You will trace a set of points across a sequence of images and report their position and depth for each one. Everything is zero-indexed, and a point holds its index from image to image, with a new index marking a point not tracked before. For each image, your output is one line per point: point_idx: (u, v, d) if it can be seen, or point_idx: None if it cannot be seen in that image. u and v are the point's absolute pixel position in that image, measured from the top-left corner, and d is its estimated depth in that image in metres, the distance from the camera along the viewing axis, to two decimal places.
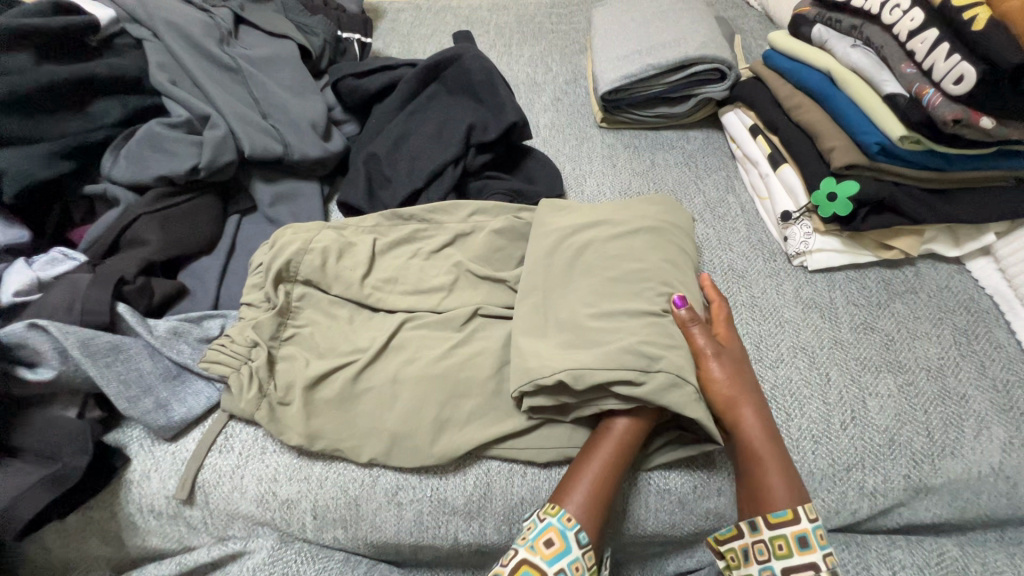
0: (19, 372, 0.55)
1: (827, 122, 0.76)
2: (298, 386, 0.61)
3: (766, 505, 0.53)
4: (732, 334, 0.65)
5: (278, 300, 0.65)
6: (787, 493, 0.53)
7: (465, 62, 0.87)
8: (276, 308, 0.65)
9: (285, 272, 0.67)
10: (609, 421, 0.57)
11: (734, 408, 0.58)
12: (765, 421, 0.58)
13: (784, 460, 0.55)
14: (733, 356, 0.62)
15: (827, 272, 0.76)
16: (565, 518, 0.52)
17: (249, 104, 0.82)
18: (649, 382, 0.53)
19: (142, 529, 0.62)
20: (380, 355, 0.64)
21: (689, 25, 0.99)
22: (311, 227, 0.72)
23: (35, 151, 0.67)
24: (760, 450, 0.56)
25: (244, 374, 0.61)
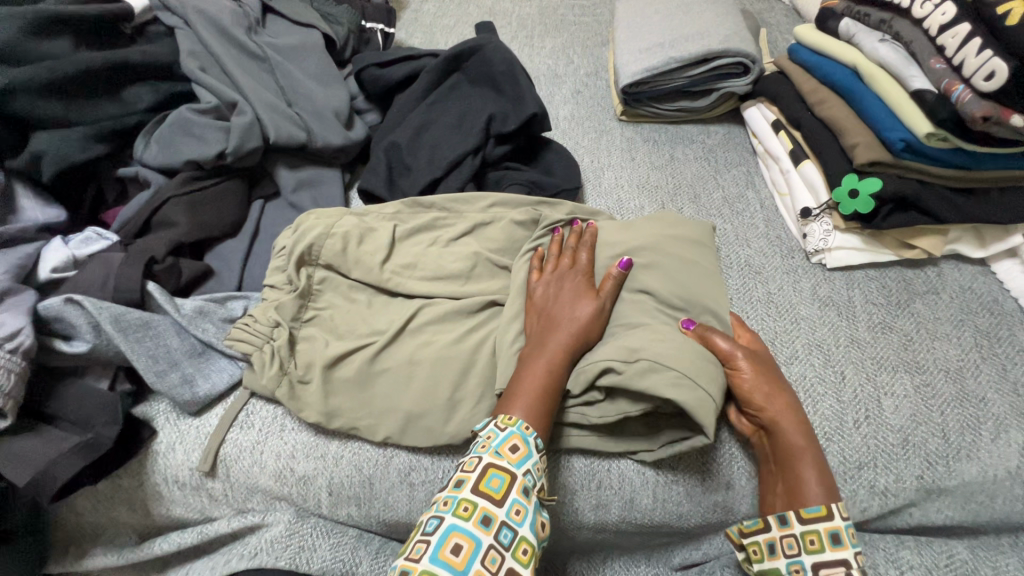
0: (55, 344, 0.58)
1: (851, 117, 0.75)
2: (318, 365, 0.63)
3: (801, 501, 0.52)
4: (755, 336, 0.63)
5: (300, 282, 0.67)
6: (824, 491, 0.52)
7: (487, 52, 0.88)
8: (298, 291, 0.67)
9: (308, 256, 0.69)
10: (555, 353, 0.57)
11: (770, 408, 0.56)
12: (801, 416, 0.56)
13: (822, 459, 0.55)
14: (761, 355, 0.60)
15: (846, 270, 0.75)
16: (526, 426, 0.52)
17: (275, 92, 0.84)
18: (628, 370, 0.55)
19: (167, 498, 0.64)
20: (396, 337, 0.65)
21: (714, 18, 0.98)
22: (333, 213, 0.73)
23: (73, 134, 0.69)
24: (797, 447, 0.55)
25: (267, 353, 0.63)
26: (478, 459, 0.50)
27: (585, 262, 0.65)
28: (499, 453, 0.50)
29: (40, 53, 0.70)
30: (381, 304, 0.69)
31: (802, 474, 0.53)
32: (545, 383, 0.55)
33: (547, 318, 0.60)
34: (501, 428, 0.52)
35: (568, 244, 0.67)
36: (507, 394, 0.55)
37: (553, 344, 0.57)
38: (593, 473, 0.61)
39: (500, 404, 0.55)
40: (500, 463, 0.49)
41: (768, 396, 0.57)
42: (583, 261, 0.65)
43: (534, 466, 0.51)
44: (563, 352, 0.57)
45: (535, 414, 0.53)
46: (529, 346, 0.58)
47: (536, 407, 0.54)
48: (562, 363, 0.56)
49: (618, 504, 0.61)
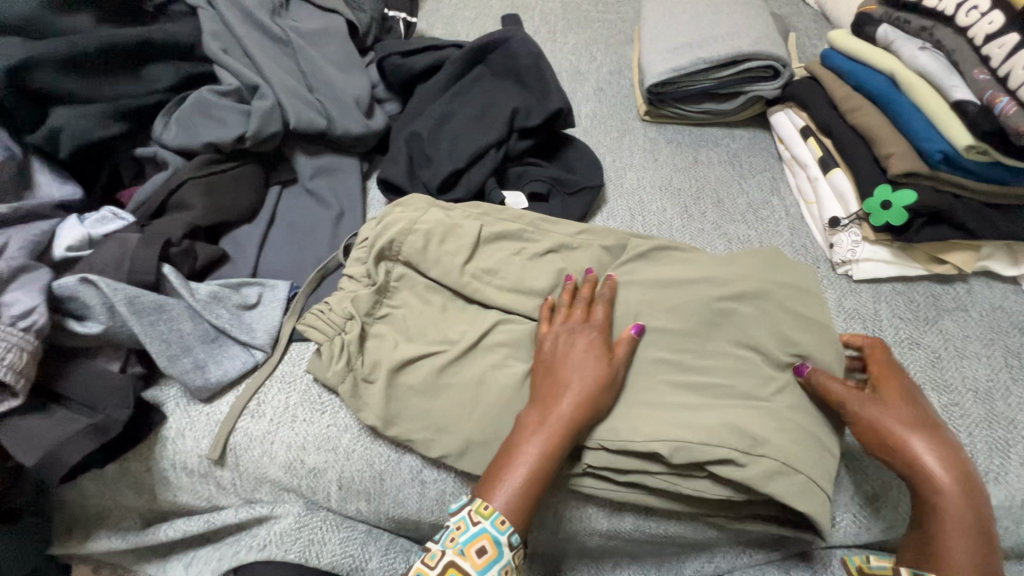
0: (68, 323, 0.57)
1: (886, 126, 0.73)
2: (384, 365, 0.61)
3: (940, 568, 0.48)
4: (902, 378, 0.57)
5: (379, 278, 0.67)
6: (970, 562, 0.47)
7: (513, 45, 0.86)
8: (376, 285, 0.66)
9: (388, 251, 0.68)
10: (529, 438, 0.53)
11: (922, 465, 0.51)
12: (961, 467, 0.50)
13: (978, 522, 0.48)
14: (908, 398, 0.55)
15: (873, 282, 0.73)
16: (499, 522, 0.50)
17: (297, 77, 0.83)
18: (753, 466, 0.53)
19: (175, 485, 0.64)
20: (468, 352, 0.63)
21: (744, 19, 0.96)
22: (419, 208, 0.73)
23: (91, 111, 0.68)
24: (948, 506, 0.49)
25: (336, 345, 0.63)
26: (441, 554, 0.49)
27: (601, 318, 0.62)
28: (464, 552, 0.49)
29: (61, 26, 0.68)
30: (398, 297, 0.68)
31: (945, 538, 0.48)
32: (536, 470, 0.51)
33: (548, 380, 0.57)
34: (473, 522, 0.50)
35: (580, 295, 0.64)
36: (494, 468, 0.53)
37: (550, 416, 0.54)
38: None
39: (482, 482, 0.53)
40: (460, 565, 0.48)
41: (910, 446, 0.52)
42: (597, 317, 0.62)
43: (501, 570, 0.49)
44: (563, 430, 0.53)
45: (520, 496, 0.51)
46: (526, 417, 0.55)
47: (526, 488, 0.51)
48: (561, 438, 0.53)
49: (632, 512, 0.62)
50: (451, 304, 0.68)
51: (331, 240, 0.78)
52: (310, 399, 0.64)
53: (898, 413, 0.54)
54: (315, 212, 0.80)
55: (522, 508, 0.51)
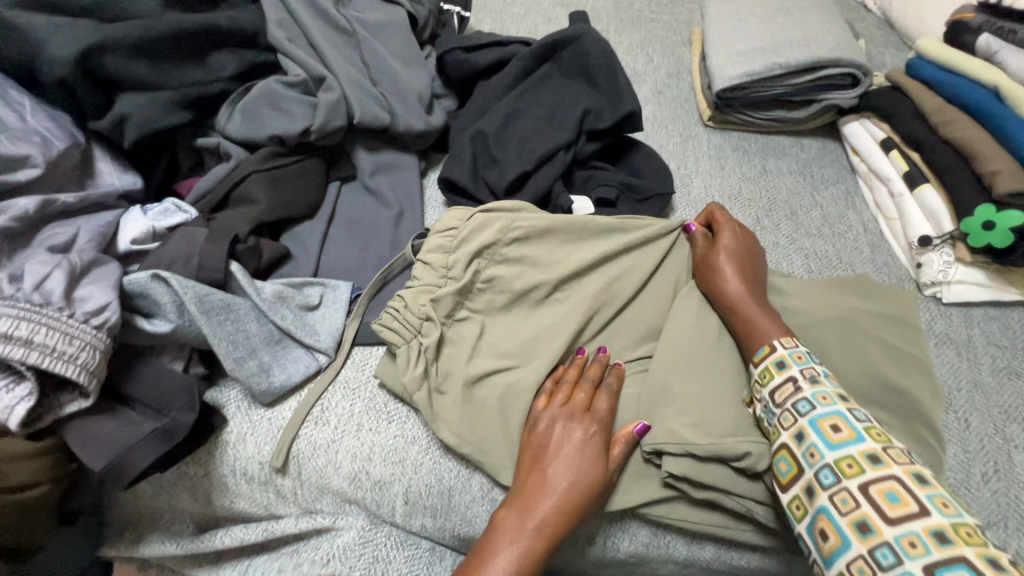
0: (137, 321, 0.54)
1: (987, 141, 0.69)
2: (460, 379, 0.59)
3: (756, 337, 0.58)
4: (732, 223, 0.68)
5: (465, 276, 0.63)
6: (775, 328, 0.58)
7: (584, 44, 0.83)
8: (460, 284, 0.62)
9: (475, 249, 0.65)
10: (504, 549, 0.48)
11: (724, 284, 0.62)
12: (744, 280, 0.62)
13: (764, 305, 0.60)
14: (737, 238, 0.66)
15: (965, 306, 0.69)
16: None
17: (360, 70, 0.80)
18: None
19: (233, 491, 0.61)
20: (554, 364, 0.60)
21: (820, 24, 0.92)
22: (506, 202, 0.68)
23: (158, 99, 0.66)
24: (742, 300, 0.60)
25: (415, 349, 0.60)
26: None
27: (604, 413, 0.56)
28: None
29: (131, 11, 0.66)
30: (467, 303, 0.64)
31: (743, 309, 0.60)
32: None
33: (533, 479, 0.52)
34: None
35: (589, 375, 0.58)
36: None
37: (525, 529, 0.49)
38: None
39: None
40: None
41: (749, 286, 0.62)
42: (599, 412, 0.55)
43: None
44: (543, 542, 0.49)
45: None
46: (504, 519, 0.50)
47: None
48: (536, 555, 0.49)
49: (714, 542, 0.58)
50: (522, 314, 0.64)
51: (392, 241, 0.75)
52: (376, 407, 0.62)
53: (735, 240, 0.66)
54: (375, 211, 0.77)
55: None
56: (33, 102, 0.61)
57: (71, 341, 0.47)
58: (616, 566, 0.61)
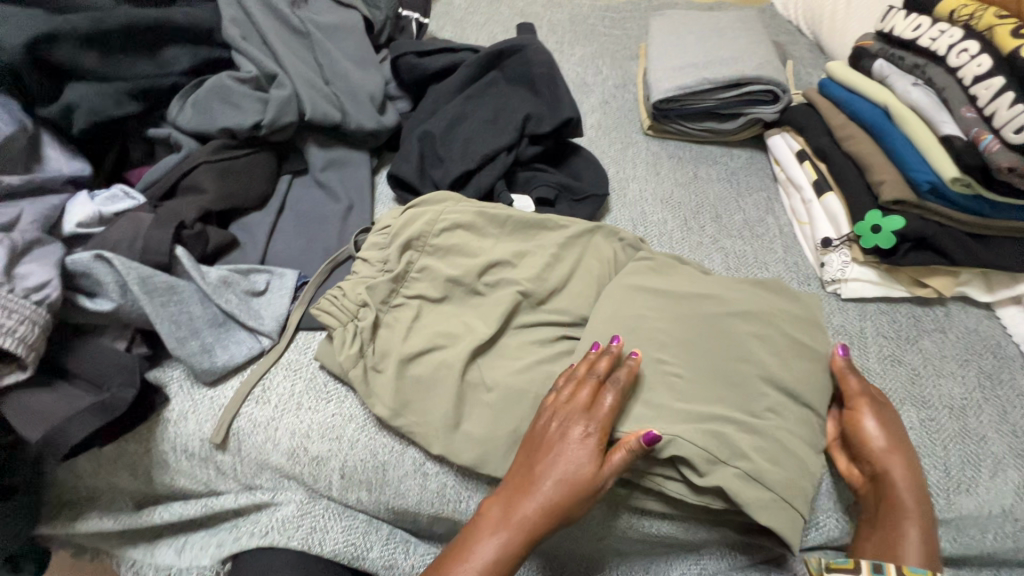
0: (79, 300, 0.56)
1: (879, 155, 0.77)
2: (395, 357, 0.63)
3: (898, 559, 0.54)
4: (880, 407, 0.63)
5: (398, 267, 0.68)
6: (919, 554, 0.54)
7: (528, 53, 0.88)
8: (393, 273, 0.67)
9: (415, 241, 0.70)
10: (482, 543, 0.53)
11: (886, 476, 0.59)
12: (908, 460, 0.60)
13: (925, 517, 0.57)
14: (896, 425, 0.62)
15: (860, 301, 0.77)
16: None
17: (314, 69, 0.83)
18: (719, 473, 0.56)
19: (173, 468, 0.63)
20: (487, 346, 0.65)
21: (748, 45, 1.01)
22: (445, 200, 0.74)
23: (108, 89, 0.68)
24: (901, 493, 0.58)
25: (352, 331, 0.64)
26: None
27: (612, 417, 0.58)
28: None
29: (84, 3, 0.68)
30: (406, 290, 0.68)
31: (895, 526, 0.56)
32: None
33: (526, 472, 0.56)
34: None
35: (596, 370, 0.59)
36: (444, 562, 0.54)
37: (507, 520, 0.54)
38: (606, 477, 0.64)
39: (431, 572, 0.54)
40: None
41: (907, 470, 0.59)
42: (606, 414, 0.57)
43: None
44: (523, 539, 0.53)
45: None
46: (490, 512, 0.55)
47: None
48: (515, 545, 0.53)
49: (629, 511, 0.63)
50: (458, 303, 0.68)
51: (340, 233, 0.78)
52: (316, 387, 0.65)
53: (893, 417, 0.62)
54: (324, 204, 0.81)
55: None
56: None
57: (10, 315, 0.48)
58: (541, 537, 0.66)
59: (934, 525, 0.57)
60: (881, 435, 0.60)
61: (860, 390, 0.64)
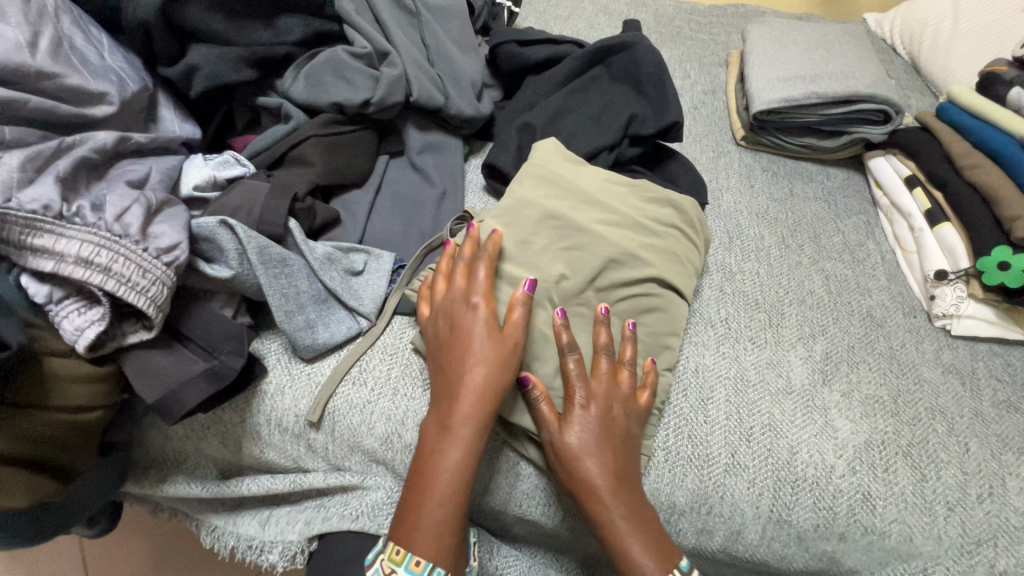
0: (199, 264, 0.56)
1: (1008, 189, 0.74)
2: None
3: None
4: (615, 433, 0.56)
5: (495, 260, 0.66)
6: (656, 564, 0.52)
7: (637, 51, 0.86)
8: None
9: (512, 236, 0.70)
10: (434, 462, 0.53)
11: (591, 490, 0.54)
12: (617, 477, 0.54)
13: (649, 529, 0.54)
14: (603, 415, 0.56)
15: (971, 340, 0.73)
16: (413, 562, 0.50)
17: (420, 50, 0.82)
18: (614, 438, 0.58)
19: (264, 440, 0.63)
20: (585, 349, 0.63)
21: (856, 61, 0.97)
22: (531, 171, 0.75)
23: (230, 55, 0.68)
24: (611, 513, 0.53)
25: None
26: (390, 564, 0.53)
27: (581, 431, 0.55)
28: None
29: None
30: None
31: (625, 545, 0.53)
32: (456, 481, 0.52)
33: (451, 377, 0.55)
34: (386, 571, 0.51)
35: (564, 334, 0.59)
36: (405, 495, 0.53)
37: (455, 434, 0.53)
38: (677, 461, 0.61)
39: (397, 525, 0.53)
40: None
41: (601, 486, 0.54)
42: (574, 432, 0.55)
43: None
44: (471, 432, 0.53)
45: (440, 530, 0.51)
46: (427, 434, 0.55)
47: (443, 519, 0.51)
48: (471, 442, 0.53)
49: (723, 534, 0.61)
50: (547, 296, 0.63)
51: (435, 219, 0.77)
52: (412, 373, 0.63)
53: (596, 419, 0.55)
54: (419, 188, 0.79)
55: (444, 538, 0.51)
56: (110, 41, 0.62)
57: (144, 274, 0.48)
58: None
59: (654, 523, 0.55)
60: (586, 443, 0.54)
61: (549, 413, 0.56)
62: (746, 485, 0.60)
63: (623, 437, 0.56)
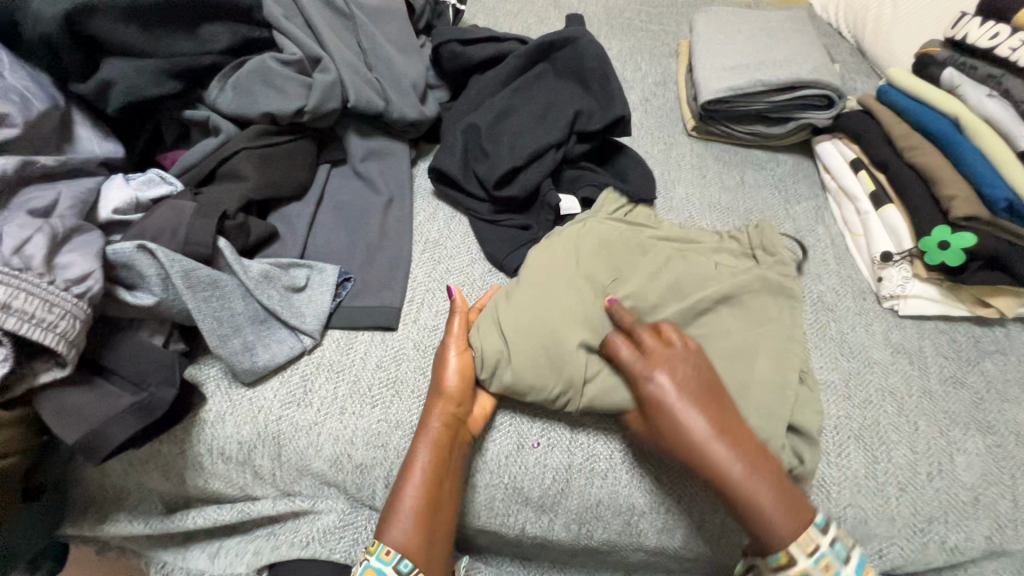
0: (118, 292, 0.53)
1: (946, 170, 0.75)
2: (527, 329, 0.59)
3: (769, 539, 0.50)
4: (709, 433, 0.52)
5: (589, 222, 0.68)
6: (782, 518, 0.50)
7: (579, 46, 0.85)
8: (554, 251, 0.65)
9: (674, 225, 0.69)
10: (414, 458, 0.54)
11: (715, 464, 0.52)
12: (776, 491, 0.50)
13: (775, 483, 0.51)
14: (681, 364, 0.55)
15: (919, 319, 0.75)
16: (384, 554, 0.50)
17: (357, 54, 0.79)
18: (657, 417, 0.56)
19: (207, 471, 0.60)
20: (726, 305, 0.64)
21: (799, 47, 0.97)
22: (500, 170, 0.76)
23: (147, 67, 0.64)
24: (732, 476, 0.50)
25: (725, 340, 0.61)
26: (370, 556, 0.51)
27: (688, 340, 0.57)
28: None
29: None
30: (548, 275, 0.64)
31: (742, 505, 0.50)
32: (436, 477, 0.53)
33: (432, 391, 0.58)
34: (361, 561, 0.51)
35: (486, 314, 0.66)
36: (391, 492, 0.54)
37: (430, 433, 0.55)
38: (636, 462, 0.60)
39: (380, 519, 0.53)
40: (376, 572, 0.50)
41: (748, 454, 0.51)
42: (693, 410, 0.53)
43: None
44: (439, 433, 0.55)
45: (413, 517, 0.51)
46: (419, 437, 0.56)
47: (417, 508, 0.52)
48: (438, 440, 0.55)
49: (684, 531, 0.60)
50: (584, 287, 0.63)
51: (382, 228, 0.75)
52: (360, 391, 0.61)
53: (686, 378, 0.54)
54: (364, 197, 0.77)
55: (418, 533, 0.51)
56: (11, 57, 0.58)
57: (51, 309, 0.45)
58: (590, 553, 0.64)
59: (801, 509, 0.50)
60: (704, 423, 0.52)
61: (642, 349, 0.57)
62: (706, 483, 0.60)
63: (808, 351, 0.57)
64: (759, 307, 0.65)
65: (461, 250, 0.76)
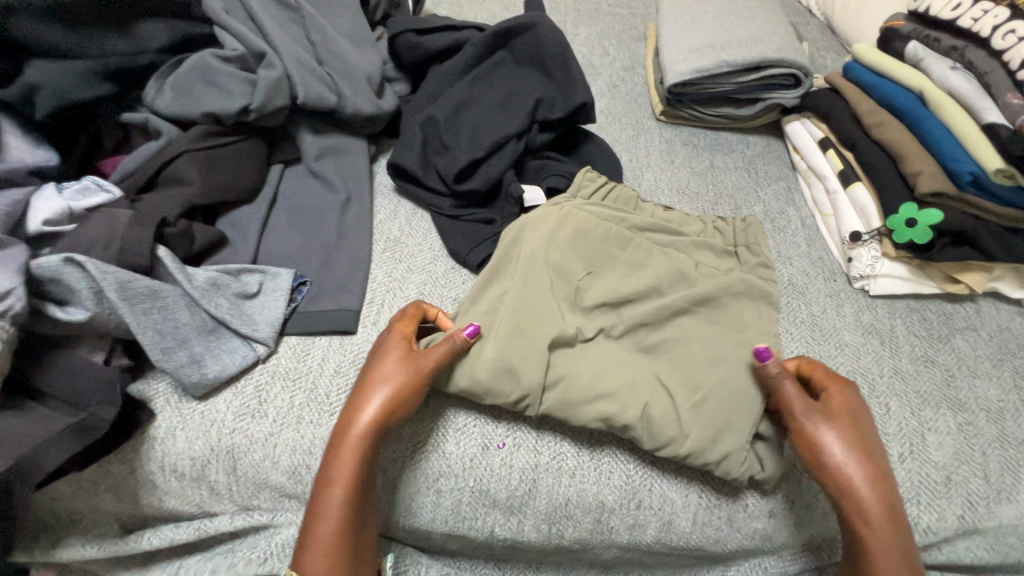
0: (49, 309, 0.50)
1: (913, 147, 0.74)
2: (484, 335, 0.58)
3: None
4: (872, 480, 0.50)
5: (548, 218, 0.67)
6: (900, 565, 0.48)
7: (538, 32, 0.82)
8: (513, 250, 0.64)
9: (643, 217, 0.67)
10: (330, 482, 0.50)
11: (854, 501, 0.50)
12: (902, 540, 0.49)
13: (896, 529, 0.49)
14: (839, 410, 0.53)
15: (889, 299, 0.74)
16: None
17: (306, 47, 0.76)
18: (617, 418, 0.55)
19: (160, 489, 0.58)
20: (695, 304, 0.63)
21: (765, 26, 0.95)
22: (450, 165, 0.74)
23: (76, 68, 0.60)
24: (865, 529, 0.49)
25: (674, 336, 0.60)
26: None
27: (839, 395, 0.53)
28: None
29: None
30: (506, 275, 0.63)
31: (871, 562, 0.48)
32: (354, 503, 0.50)
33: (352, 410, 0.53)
34: None
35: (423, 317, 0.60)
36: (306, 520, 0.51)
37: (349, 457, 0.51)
38: (602, 459, 0.59)
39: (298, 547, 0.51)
40: None
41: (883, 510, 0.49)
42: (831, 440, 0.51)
43: None
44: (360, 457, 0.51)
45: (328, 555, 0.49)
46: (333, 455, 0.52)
47: (332, 543, 0.49)
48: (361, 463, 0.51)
49: (655, 525, 0.58)
50: (556, 281, 0.62)
51: (339, 228, 0.72)
52: (317, 399, 0.59)
53: (845, 419, 0.52)
54: (320, 196, 0.74)
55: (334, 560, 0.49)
56: None
57: None
58: (562, 553, 0.63)
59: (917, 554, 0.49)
60: (847, 454, 0.51)
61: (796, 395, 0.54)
62: (673, 479, 0.59)
63: (867, 413, 0.54)
64: (736, 311, 0.63)
65: (423, 248, 0.74)
